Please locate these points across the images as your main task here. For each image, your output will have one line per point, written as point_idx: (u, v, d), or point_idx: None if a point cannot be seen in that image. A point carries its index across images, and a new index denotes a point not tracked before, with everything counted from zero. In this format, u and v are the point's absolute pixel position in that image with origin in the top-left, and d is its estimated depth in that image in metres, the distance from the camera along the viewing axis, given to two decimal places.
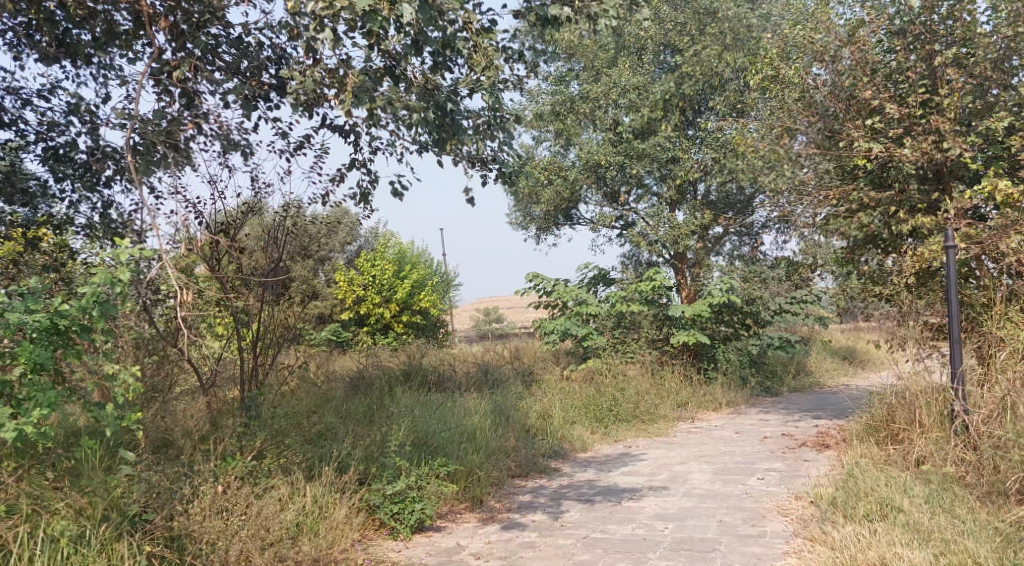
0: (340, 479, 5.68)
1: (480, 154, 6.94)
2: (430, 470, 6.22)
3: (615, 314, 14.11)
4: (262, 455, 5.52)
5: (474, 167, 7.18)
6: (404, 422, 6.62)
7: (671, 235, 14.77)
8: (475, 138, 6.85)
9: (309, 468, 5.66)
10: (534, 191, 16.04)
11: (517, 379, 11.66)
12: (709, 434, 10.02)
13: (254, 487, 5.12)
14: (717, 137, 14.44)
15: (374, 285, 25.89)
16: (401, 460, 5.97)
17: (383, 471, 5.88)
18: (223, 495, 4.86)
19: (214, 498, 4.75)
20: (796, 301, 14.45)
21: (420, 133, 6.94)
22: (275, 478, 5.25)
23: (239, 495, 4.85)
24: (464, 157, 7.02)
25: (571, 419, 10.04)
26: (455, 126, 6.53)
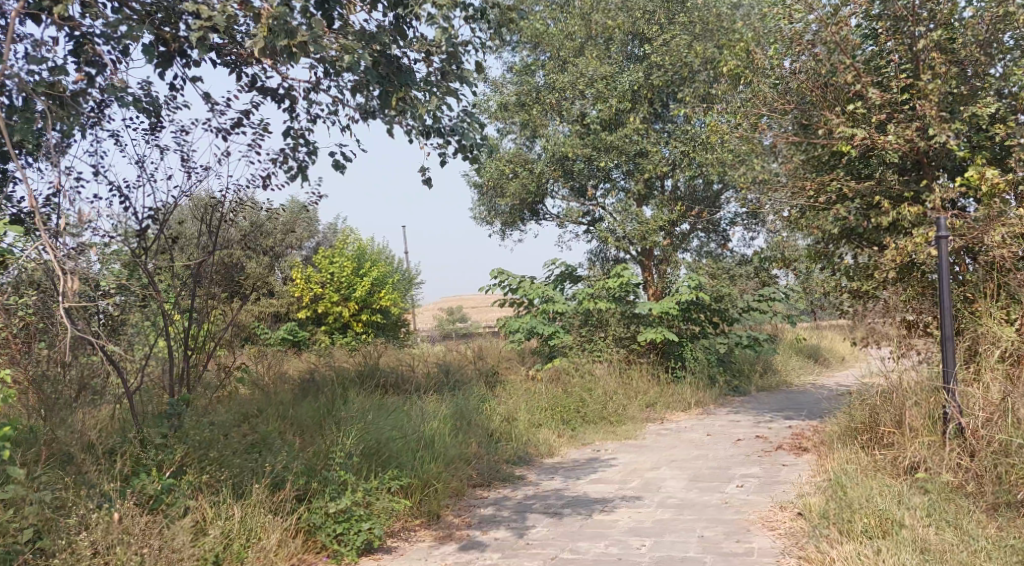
0: (274, 497, 5.08)
1: (433, 113, 6.26)
2: (381, 485, 5.64)
3: (582, 312, 13.62)
4: (180, 473, 4.92)
5: (429, 135, 6.53)
6: (352, 428, 6.00)
7: (639, 231, 14.31)
8: (425, 93, 6.19)
9: (239, 485, 5.06)
10: (499, 184, 15.52)
11: (480, 380, 11.10)
12: (679, 436, 9.57)
13: (166, 513, 4.53)
14: (686, 130, 14.09)
15: (334, 283, 25.15)
16: (346, 473, 5.38)
17: (326, 486, 5.27)
18: (123, 526, 4.26)
19: (111, 534, 4.16)
20: (763, 299, 14.16)
21: (365, 89, 6.27)
22: (193, 499, 4.65)
23: (142, 528, 4.26)
24: (418, 125, 6.44)
25: (537, 422, 9.52)
26: (401, 75, 5.92)
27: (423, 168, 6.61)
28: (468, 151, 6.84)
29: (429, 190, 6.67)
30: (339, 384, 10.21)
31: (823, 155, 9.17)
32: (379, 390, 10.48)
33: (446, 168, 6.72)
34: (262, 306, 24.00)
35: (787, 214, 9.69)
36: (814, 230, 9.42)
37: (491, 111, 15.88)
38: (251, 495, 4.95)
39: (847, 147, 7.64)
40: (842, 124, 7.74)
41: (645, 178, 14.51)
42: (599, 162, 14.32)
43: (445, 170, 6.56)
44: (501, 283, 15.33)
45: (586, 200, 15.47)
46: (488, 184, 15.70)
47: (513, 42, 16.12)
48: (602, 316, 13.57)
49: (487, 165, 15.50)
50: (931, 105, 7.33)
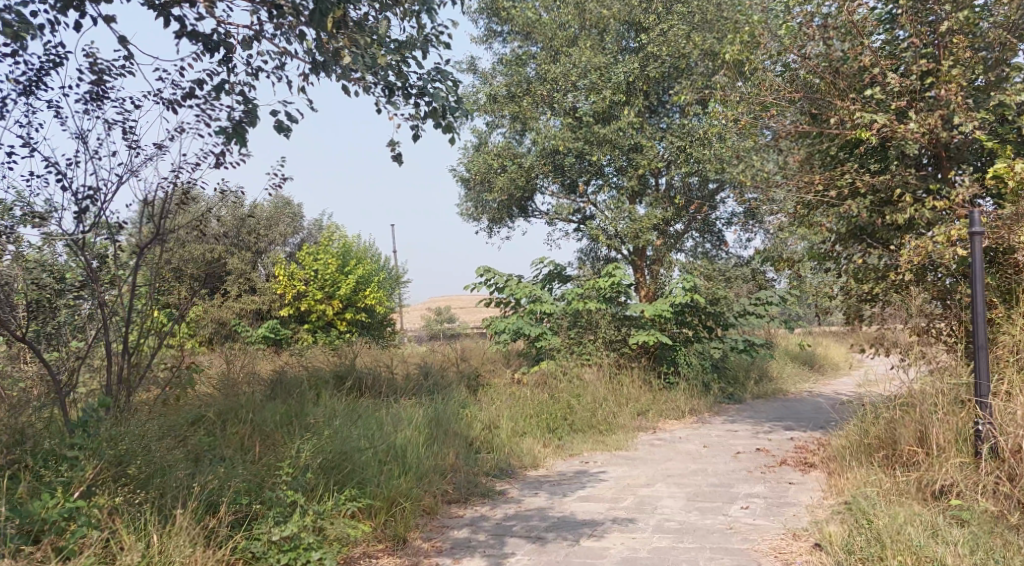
0: (209, 522, 4.51)
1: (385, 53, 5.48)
2: (336, 507, 5.04)
3: (571, 313, 12.99)
4: (92, 493, 4.35)
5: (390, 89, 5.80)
6: (308, 440, 5.41)
7: (632, 229, 13.69)
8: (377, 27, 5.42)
9: (164, 508, 4.49)
10: (487, 178, 14.88)
11: (462, 382, 10.46)
12: (673, 447, 8.93)
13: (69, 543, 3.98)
14: (683, 125, 13.52)
15: (317, 280, 24.44)
16: (294, 493, 4.82)
17: (270, 510, 4.69)
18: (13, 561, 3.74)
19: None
20: (759, 303, 13.60)
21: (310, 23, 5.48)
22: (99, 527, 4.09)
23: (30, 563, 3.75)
24: (382, 82, 5.85)
25: (522, 430, 8.88)
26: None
27: (391, 140, 5.95)
28: (440, 118, 6.24)
29: (399, 165, 6.04)
30: (312, 386, 9.56)
31: (833, 147, 8.57)
32: (354, 392, 9.84)
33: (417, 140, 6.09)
34: (244, 302, 23.80)
35: (793, 210, 9.07)
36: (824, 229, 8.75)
37: (480, 103, 15.26)
38: (174, 520, 4.37)
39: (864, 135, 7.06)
40: (858, 111, 7.16)
41: (639, 175, 13.88)
42: (591, 156, 13.68)
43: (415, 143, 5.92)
44: (488, 282, 14.71)
45: (578, 196, 14.84)
46: (476, 178, 15.06)
47: (503, 31, 15.49)
48: (592, 318, 12.93)
49: (475, 159, 14.88)
50: (958, 89, 6.73)
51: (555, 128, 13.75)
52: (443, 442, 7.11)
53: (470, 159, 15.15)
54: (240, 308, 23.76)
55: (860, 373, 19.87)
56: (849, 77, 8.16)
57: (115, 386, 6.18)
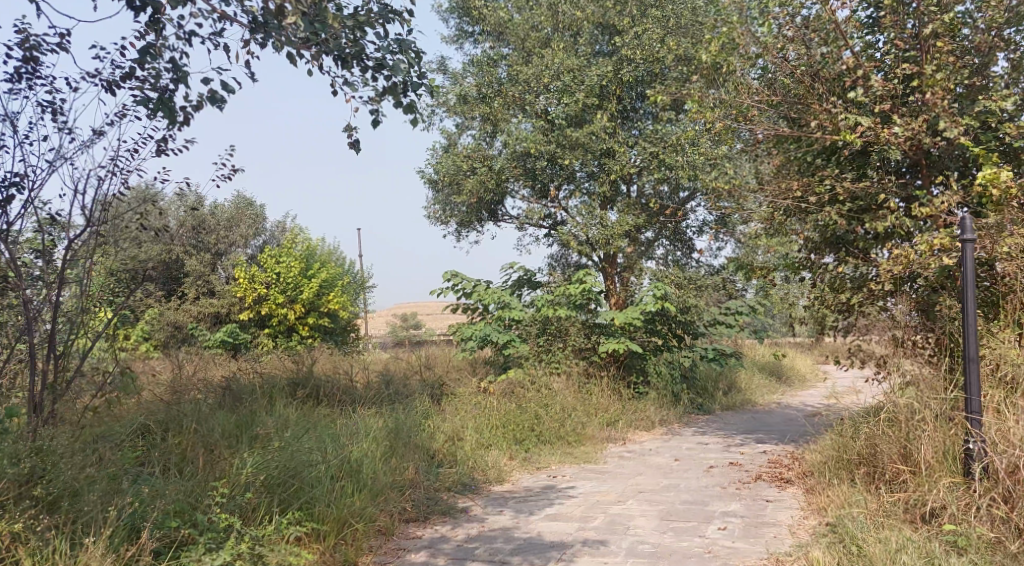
0: (130, 552, 4.11)
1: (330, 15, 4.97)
2: (276, 532, 4.67)
3: (540, 320, 12.63)
4: None
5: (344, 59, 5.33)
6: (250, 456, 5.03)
7: (603, 236, 13.39)
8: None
9: (76, 539, 4.09)
10: (455, 181, 14.48)
11: (426, 390, 10.05)
12: (644, 460, 8.59)
13: None
14: (657, 131, 13.27)
15: (280, 283, 23.81)
16: (228, 517, 4.47)
17: (202, 537, 4.32)
18: None
19: None
20: (730, 313, 13.36)
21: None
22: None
23: None
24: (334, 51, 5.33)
25: (487, 442, 8.47)
26: None
27: (346, 123, 5.50)
28: (400, 95, 5.76)
29: (355, 149, 5.59)
30: (267, 393, 9.08)
31: (812, 152, 8.32)
32: (312, 400, 9.38)
33: (375, 122, 5.63)
34: (202, 306, 23.95)
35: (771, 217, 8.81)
36: (801, 236, 8.55)
37: (450, 104, 14.88)
38: (84, 551, 3.97)
39: (846, 138, 6.81)
40: (841, 113, 6.91)
41: (611, 180, 13.59)
42: (562, 160, 13.36)
43: (371, 124, 5.47)
44: (455, 286, 14.32)
45: (548, 201, 14.50)
46: (445, 181, 14.66)
47: (475, 32, 15.15)
48: (561, 325, 12.59)
49: (444, 161, 14.49)
50: (943, 92, 6.51)
51: (526, 130, 13.41)
52: (402, 455, 6.71)
53: (439, 161, 14.75)
54: (197, 311, 23.76)
55: (827, 385, 19.74)
56: (830, 80, 7.93)
57: (37, 400, 5.72)
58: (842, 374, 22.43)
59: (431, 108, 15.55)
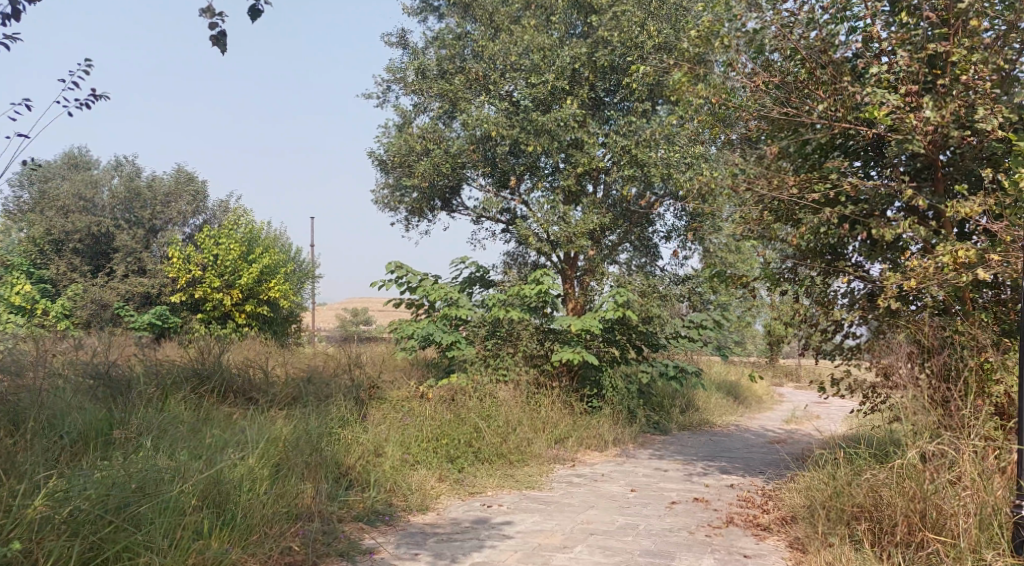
0: None
1: None
2: None
3: (490, 321, 11.45)
4: None
5: None
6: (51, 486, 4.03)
7: (564, 234, 12.21)
8: None
9: None
10: (406, 163, 13.18)
11: (350, 393, 8.71)
12: (595, 487, 7.42)
13: None
14: (630, 123, 12.18)
15: (216, 266, 22.11)
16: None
17: None
18: None
19: None
20: (693, 326, 12.01)
21: None
22: None
23: None
24: None
25: (414, 460, 7.18)
26: None
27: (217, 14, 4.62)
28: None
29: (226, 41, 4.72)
30: (159, 387, 7.74)
31: (809, 144, 7.26)
32: (216, 398, 8.05)
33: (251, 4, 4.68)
34: (131, 284, 22.41)
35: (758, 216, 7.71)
36: (792, 243, 7.47)
37: (407, 80, 13.61)
38: None
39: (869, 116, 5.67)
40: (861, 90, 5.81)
41: (577, 174, 12.41)
42: (525, 147, 12.15)
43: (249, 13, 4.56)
44: (398, 279, 13.04)
45: (507, 193, 13.27)
46: (395, 162, 13.33)
47: (440, 4, 13.91)
48: (512, 328, 11.40)
49: (396, 140, 13.19)
50: (979, 76, 5.49)
51: (487, 112, 12.12)
52: (296, 469, 5.55)
53: (390, 141, 13.44)
54: (126, 290, 22.33)
55: (785, 408, 18.80)
56: (835, 63, 6.90)
57: None
58: (799, 397, 21.55)
59: (385, 83, 14.24)
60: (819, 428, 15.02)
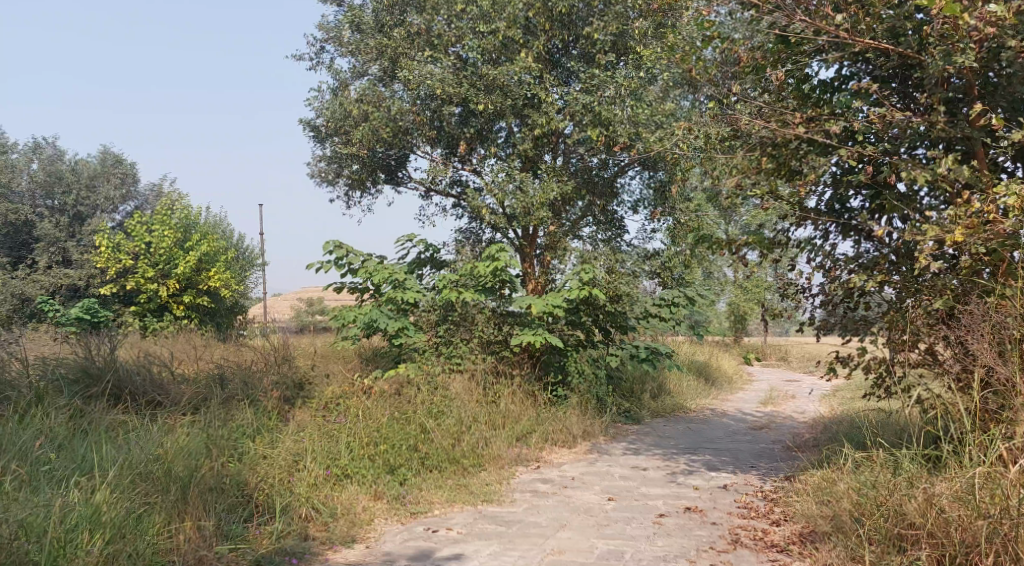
0: None
1: None
2: None
3: (442, 304, 10.13)
4: None
5: None
6: None
7: (522, 205, 10.88)
8: None
9: None
10: (343, 129, 11.76)
11: (271, 392, 7.28)
12: (566, 498, 6.19)
13: None
14: (592, 77, 10.87)
15: (149, 255, 20.27)
16: None
17: None
18: None
19: None
20: (664, 304, 10.73)
21: None
22: None
23: None
24: None
25: (342, 473, 5.80)
26: None
27: None
28: None
29: None
30: (31, 394, 6.35)
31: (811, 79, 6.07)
32: (105, 404, 6.67)
33: None
34: (56, 276, 20.72)
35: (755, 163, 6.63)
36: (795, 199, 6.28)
37: (343, 38, 12.19)
38: None
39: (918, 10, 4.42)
40: None
41: (534, 138, 11.12)
42: (475, 106, 10.82)
43: None
44: (338, 260, 11.65)
45: (457, 162, 11.93)
46: (330, 128, 11.91)
47: None
48: (466, 311, 10.10)
49: (331, 104, 11.75)
50: None
51: (431, 67, 10.73)
52: (166, 504, 4.32)
53: (324, 105, 11.97)
54: (50, 283, 20.72)
55: (759, 389, 17.75)
56: None
57: None
58: (768, 375, 20.59)
59: (319, 43, 12.79)
60: (798, 410, 14.01)
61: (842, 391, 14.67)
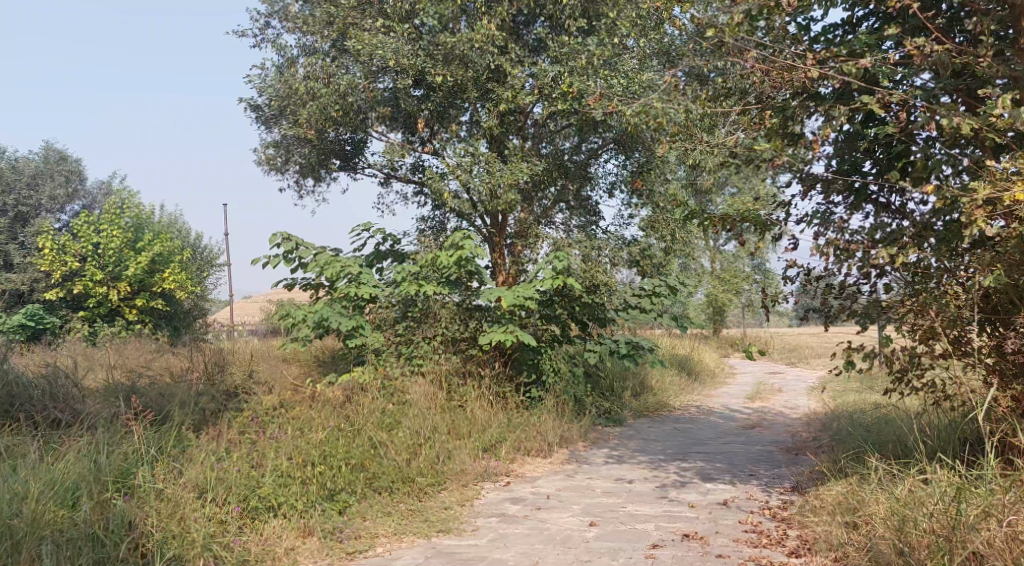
0: None
1: None
2: None
3: (401, 300, 9.09)
4: None
5: None
6: None
7: (487, 188, 9.83)
8: None
9: None
10: (289, 108, 10.67)
11: (192, 403, 6.19)
12: (539, 523, 5.18)
13: None
14: (562, 43, 9.87)
15: (97, 257, 18.95)
16: None
17: None
18: None
19: None
20: (644, 294, 9.69)
21: None
22: None
23: None
24: None
25: (262, 507, 4.78)
26: None
27: None
28: None
29: None
30: None
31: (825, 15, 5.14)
32: None
33: None
34: None
35: (757, 120, 5.96)
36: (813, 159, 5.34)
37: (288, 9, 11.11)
38: None
39: None
40: None
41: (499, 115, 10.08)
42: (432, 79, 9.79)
43: None
44: (287, 254, 10.57)
45: (416, 144, 10.89)
46: (276, 108, 10.81)
47: None
48: (428, 306, 9.05)
49: (275, 82, 10.66)
50: None
51: (383, 36, 9.67)
52: None
53: (269, 83, 10.86)
54: None
55: (744, 383, 16.86)
56: None
57: None
58: (749, 368, 19.75)
59: (264, 17, 11.69)
60: (787, 405, 13.10)
61: (830, 384, 13.86)
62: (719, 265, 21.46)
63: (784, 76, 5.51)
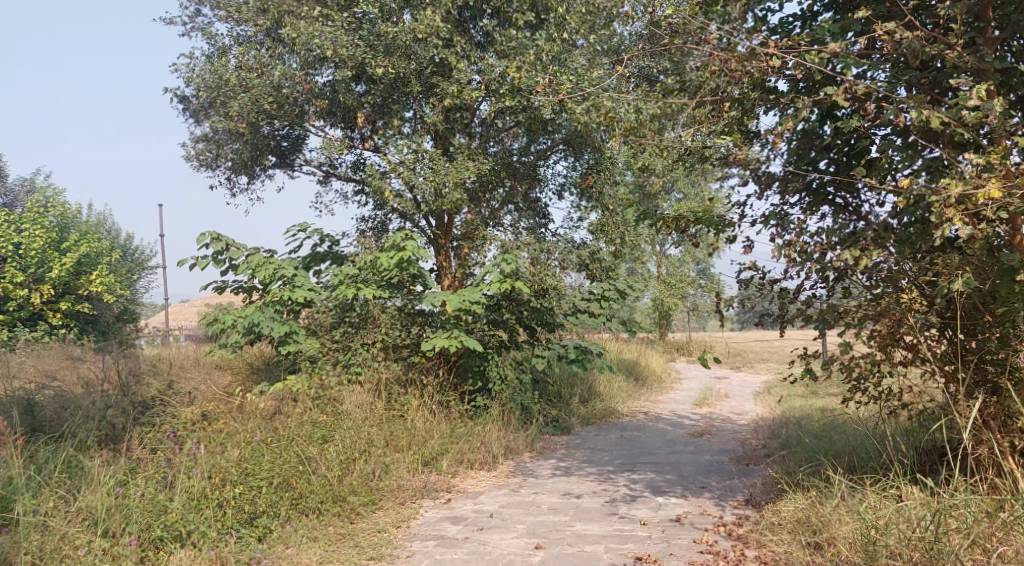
0: None
1: None
2: None
3: (339, 303, 8.59)
4: None
5: None
6: None
7: (431, 187, 9.38)
8: None
9: None
10: (220, 100, 10.06)
11: (100, 418, 5.63)
12: (479, 547, 4.76)
13: None
14: (509, 36, 9.48)
15: (18, 258, 17.86)
16: None
17: None
18: None
19: None
20: (593, 298, 9.39)
21: None
22: None
23: None
24: None
25: (168, 536, 4.39)
26: None
27: None
28: None
29: None
30: None
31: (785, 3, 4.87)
32: None
33: None
34: None
35: (713, 114, 5.67)
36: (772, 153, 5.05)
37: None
38: None
39: None
40: None
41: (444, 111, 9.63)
42: (373, 71, 9.31)
43: None
44: (216, 254, 9.98)
45: (356, 140, 10.40)
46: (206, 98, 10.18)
47: None
48: (367, 311, 8.57)
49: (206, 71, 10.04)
50: None
51: (320, 25, 9.16)
52: None
53: (199, 73, 10.23)
54: None
55: (692, 388, 16.69)
56: None
57: None
58: (696, 373, 19.63)
59: (194, 4, 11.05)
60: (735, 411, 12.93)
61: (778, 389, 13.75)
62: (666, 269, 21.35)
63: (742, 67, 5.23)
